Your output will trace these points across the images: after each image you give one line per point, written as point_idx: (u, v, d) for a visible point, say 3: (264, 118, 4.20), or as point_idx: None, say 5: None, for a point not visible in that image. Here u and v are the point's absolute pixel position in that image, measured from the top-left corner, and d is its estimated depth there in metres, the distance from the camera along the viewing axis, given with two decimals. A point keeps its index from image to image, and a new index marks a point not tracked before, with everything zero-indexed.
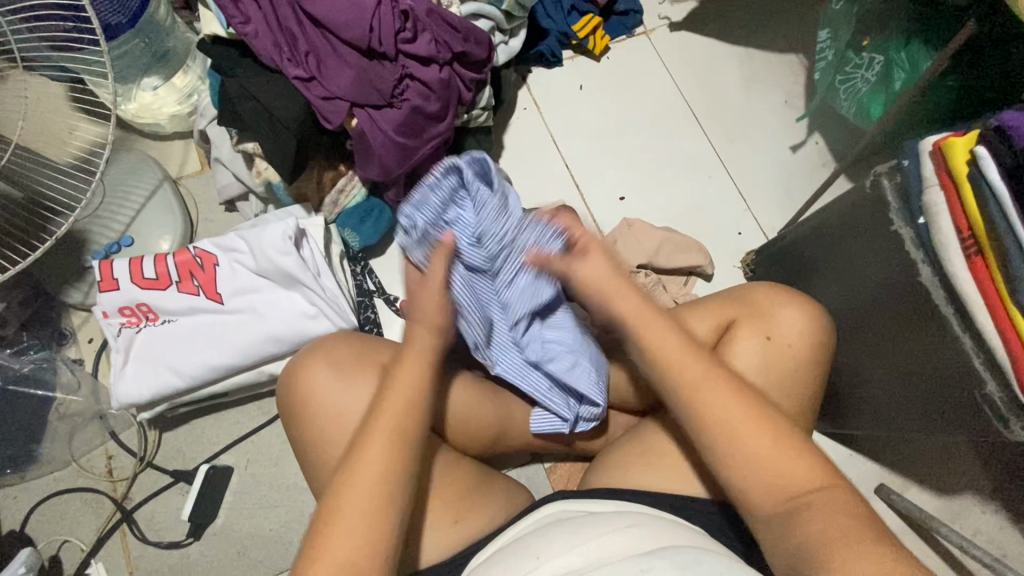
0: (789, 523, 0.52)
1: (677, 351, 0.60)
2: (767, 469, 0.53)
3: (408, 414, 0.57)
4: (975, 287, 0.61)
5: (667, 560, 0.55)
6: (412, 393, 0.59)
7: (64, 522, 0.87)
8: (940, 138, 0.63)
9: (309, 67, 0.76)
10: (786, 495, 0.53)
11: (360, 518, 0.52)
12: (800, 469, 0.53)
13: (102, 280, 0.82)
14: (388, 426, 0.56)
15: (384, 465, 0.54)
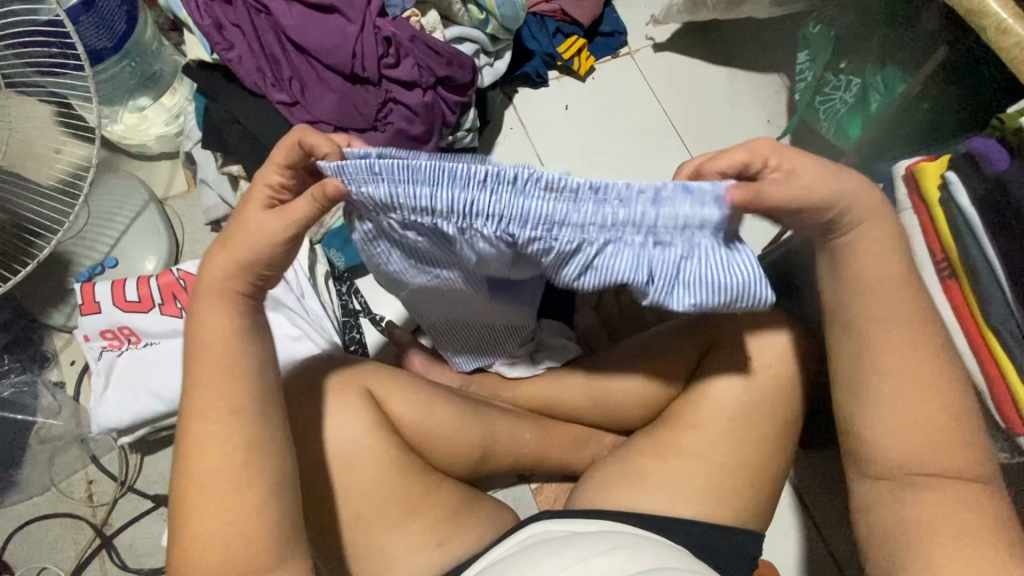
0: (908, 495, 0.51)
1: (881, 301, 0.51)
2: (923, 435, 0.50)
3: (231, 378, 0.50)
4: (951, 309, 0.61)
5: None
6: (232, 352, 0.51)
7: (42, 549, 0.86)
8: (913, 163, 0.65)
9: (293, 92, 0.77)
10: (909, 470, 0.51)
11: (220, 509, 0.48)
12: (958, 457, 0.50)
13: (84, 302, 0.82)
14: (212, 401, 0.50)
15: (229, 446, 0.49)
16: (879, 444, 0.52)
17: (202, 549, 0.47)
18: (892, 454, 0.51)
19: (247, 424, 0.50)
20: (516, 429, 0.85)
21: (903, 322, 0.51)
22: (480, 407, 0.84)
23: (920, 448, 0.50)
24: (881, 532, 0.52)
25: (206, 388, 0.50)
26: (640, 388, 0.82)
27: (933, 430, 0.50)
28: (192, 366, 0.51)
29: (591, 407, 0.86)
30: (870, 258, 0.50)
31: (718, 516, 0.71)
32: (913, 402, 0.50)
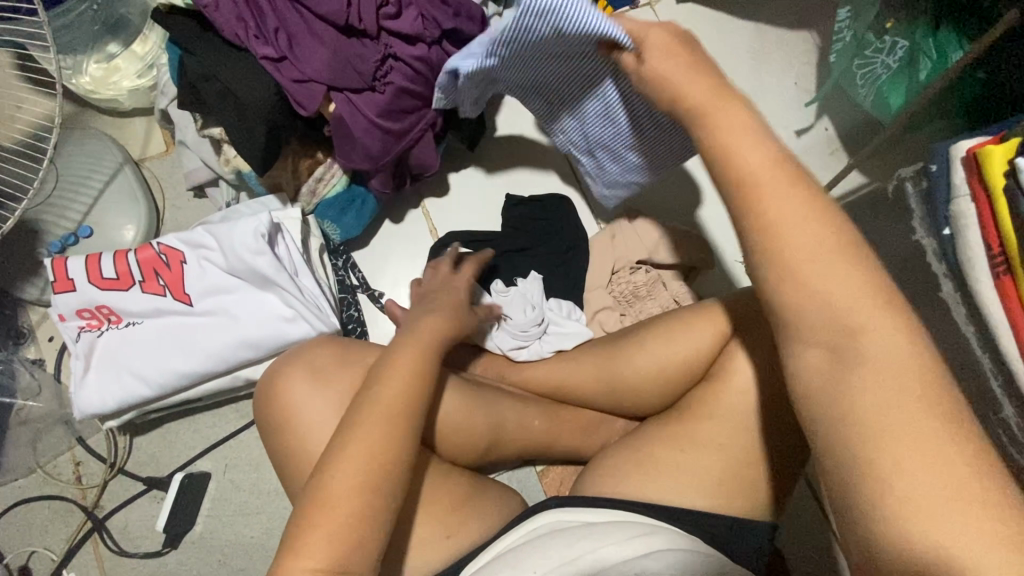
0: (838, 380, 0.40)
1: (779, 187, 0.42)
2: (841, 307, 0.40)
3: (399, 411, 0.56)
4: (1001, 308, 0.57)
5: None
6: (410, 392, 0.58)
7: (31, 533, 0.83)
8: (976, 144, 0.59)
9: (279, 45, 0.68)
10: (842, 334, 0.40)
11: (342, 530, 0.50)
12: (856, 301, 0.40)
13: (56, 279, 0.75)
14: (378, 413, 0.55)
15: (375, 458, 0.53)
16: (801, 309, 0.41)
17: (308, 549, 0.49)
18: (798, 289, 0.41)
19: (398, 436, 0.55)
20: (526, 415, 0.82)
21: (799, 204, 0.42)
22: (484, 391, 0.79)
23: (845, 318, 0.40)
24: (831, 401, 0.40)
25: (380, 398, 0.56)
26: (651, 374, 0.78)
27: (846, 291, 0.40)
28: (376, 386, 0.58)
29: (600, 393, 0.82)
30: (739, 138, 0.44)
31: (734, 512, 0.69)
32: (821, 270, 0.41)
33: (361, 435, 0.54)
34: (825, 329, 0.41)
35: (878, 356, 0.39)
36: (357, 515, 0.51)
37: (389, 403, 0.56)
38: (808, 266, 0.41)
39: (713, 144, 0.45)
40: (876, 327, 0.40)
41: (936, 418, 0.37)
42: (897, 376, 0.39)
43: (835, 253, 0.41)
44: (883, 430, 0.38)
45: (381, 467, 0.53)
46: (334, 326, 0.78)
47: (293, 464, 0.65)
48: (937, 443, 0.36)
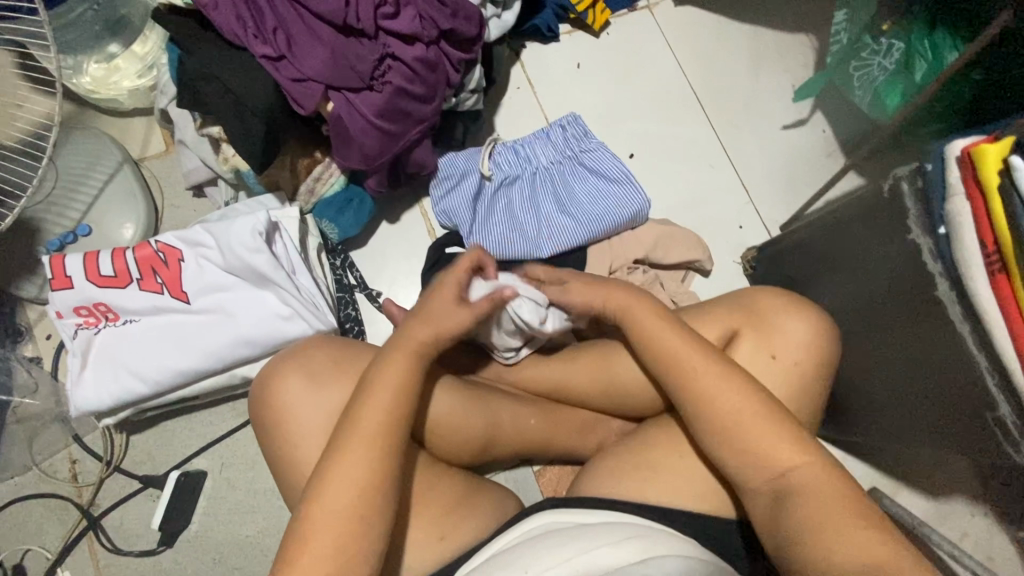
0: (779, 505, 0.57)
1: (678, 344, 0.64)
2: (757, 447, 0.59)
3: (383, 425, 0.57)
4: (996, 307, 0.57)
5: None
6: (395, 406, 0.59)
7: (27, 531, 0.82)
8: (970, 143, 0.59)
9: (278, 45, 0.68)
10: (773, 477, 0.58)
11: (333, 547, 0.53)
12: (768, 446, 0.58)
13: (54, 277, 0.75)
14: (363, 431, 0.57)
15: (362, 474, 0.55)
16: (729, 455, 0.60)
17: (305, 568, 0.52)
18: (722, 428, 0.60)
19: (387, 452, 0.57)
20: (523, 414, 0.82)
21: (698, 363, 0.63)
22: (481, 389, 0.79)
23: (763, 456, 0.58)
24: (775, 527, 0.57)
25: (364, 422, 0.57)
26: (647, 374, 0.78)
27: (758, 434, 0.59)
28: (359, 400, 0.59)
29: (597, 392, 0.82)
30: (658, 327, 0.66)
31: (730, 511, 0.69)
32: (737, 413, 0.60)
33: (347, 457, 0.56)
34: (765, 475, 0.58)
35: (800, 489, 0.56)
36: (345, 531, 0.53)
37: (374, 424, 0.57)
38: (717, 409, 0.61)
39: (625, 315, 0.69)
40: (796, 463, 0.57)
41: (844, 519, 0.54)
42: (826, 499, 0.55)
43: (737, 390, 0.60)
44: (812, 534, 0.54)
45: (369, 484, 0.55)
46: (332, 325, 0.78)
47: (288, 462, 0.64)
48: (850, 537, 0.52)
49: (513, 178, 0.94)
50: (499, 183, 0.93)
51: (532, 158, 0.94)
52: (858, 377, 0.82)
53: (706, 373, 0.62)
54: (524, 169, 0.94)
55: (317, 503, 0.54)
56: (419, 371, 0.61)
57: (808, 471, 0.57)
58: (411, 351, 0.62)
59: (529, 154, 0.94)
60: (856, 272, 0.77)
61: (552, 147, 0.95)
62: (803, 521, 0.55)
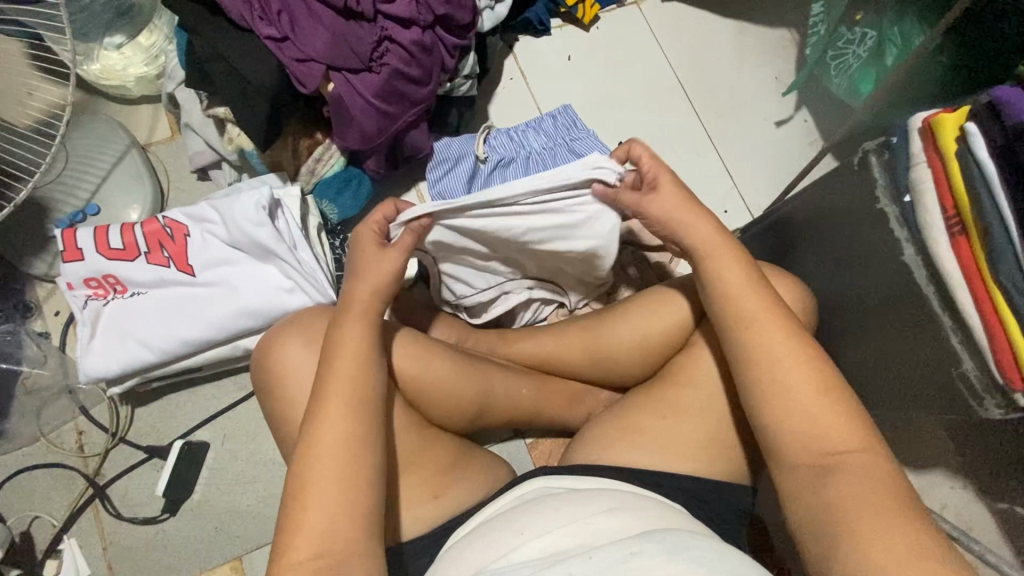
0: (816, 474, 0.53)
1: (759, 308, 0.59)
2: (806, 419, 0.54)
3: (355, 382, 0.58)
4: (957, 267, 0.61)
5: (655, 543, 0.53)
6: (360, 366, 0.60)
7: (34, 499, 0.85)
8: (931, 115, 0.63)
9: (282, 27, 0.72)
10: (821, 452, 0.53)
11: (331, 510, 0.53)
12: (834, 426, 0.54)
13: (66, 250, 0.79)
14: (340, 393, 0.57)
15: (344, 433, 0.56)
16: (784, 423, 0.55)
17: (303, 534, 0.52)
18: (792, 404, 0.55)
19: (362, 410, 0.58)
20: (514, 384, 0.85)
21: (771, 328, 0.58)
22: (475, 359, 0.82)
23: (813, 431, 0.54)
24: (806, 503, 0.52)
25: (338, 378, 0.58)
26: (634, 344, 0.81)
27: (823, 415, 0.54)
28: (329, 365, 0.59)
29: (586, 363, 0.86)
30: (744, 288, 0.60)
31: (712, 471, 0.72)
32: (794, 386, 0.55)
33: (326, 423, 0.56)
34: (811, 453, 0.54)
35: (830, 468, 0.53)
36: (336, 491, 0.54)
37: (349, 392, 0.58)
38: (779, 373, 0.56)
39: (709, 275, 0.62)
40: (853, 449, 0.53)
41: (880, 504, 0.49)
42: (870, 488, 0.50)
43: (807, 368, 0.56)
44: (848, 515, 0.49)
45: (351, 441, 0.56)
46: (331, 297, 0.82)
47: (288, 422, 0.67)
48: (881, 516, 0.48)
49: (502, 164, 0.93)
50: (489, 171, 0.94)
51: (522, 144, 0.92)
52: (834, 349, 0.85)
53: (783, 343, 0.57)
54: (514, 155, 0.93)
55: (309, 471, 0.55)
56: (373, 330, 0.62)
57: (866, 458, 0.52)
58: (363, 311, 0.63)
59: (521, 138, 0.92)
60: (831, 244, 0.80)
61: (545, 134, 0.92)
62: (834, 499, 0.50)
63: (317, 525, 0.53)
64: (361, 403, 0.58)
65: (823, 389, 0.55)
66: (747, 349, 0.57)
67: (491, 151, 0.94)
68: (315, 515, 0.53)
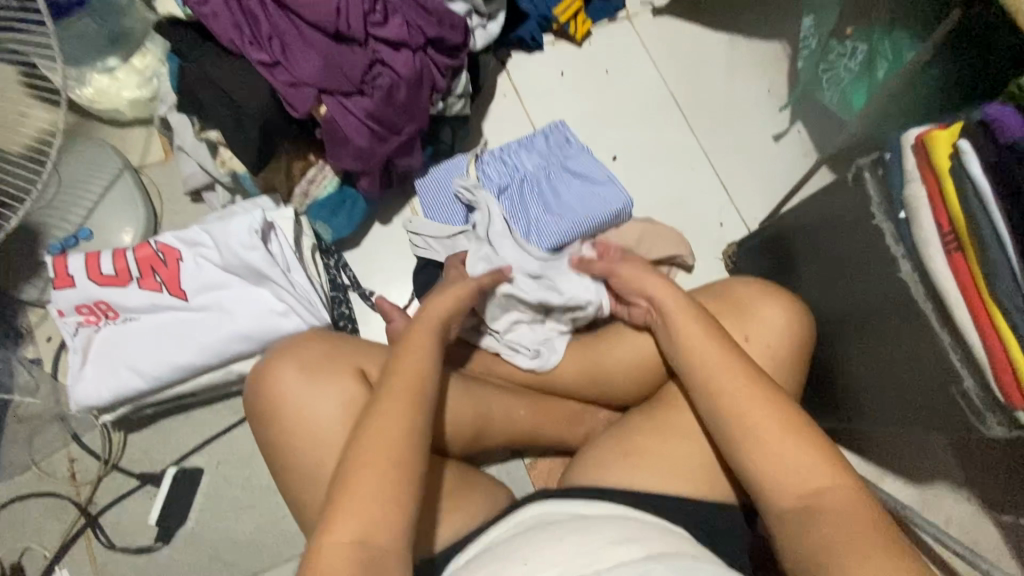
0: (811, 516, 0.53)
1: (719, 361, 0.62)
2: (792, 469, 0.55)
3: (409, 413, 0.58)
4: (955, 285, 0.61)
5: (663, 565, 0.55)
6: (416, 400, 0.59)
7: (25, 529, 0.84)
8: (923, 131, 0.62)
9: (273, 51, 0.72)
10: (801, 493, 0.55)
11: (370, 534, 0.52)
12: (808, 468, 0.55)
13: (57, 277, 0.78)
14: (390, 423, 0.57)
15: (394, 459, 0.55)
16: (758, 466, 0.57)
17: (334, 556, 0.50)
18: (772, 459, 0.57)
19: (413, 445, 0.57)
20: (512, 405, 0.84)
21: (731, 380, 0.60)
22: (472, 381, 0.81)
23: (803, 481, 0.55)
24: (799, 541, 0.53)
25: (391, 402, 0.58)
26: (633, 364, 0.80)
27: (789, 457, 0.56)
28: (385, 390, 0.59)
29: (583, 381, 0.84)
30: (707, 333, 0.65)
31: (713, 493, 0.71)
32: (764, 447, 0.57)
33: (374, 447, 0.55)
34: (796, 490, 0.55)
35: (836, 509, 0.53)
36: (382, 519, 0.53)
37: (399, 421, 0.57)
38: (758, 436, 0.57)
39: (682, 325, 0.66)
40: (827, 486, 0.54)
41: (870, 540, 0.50)
42: (850, 527, 0.51)
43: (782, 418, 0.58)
44: (837, 553, 0.50)
45: (395, 470, 0.55)
46: (326, 320, 0.81)
47: (282, 450, 0.66)
48: (875, 549, 0.49)
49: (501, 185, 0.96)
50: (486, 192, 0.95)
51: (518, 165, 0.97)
52: (832, 363, 0.85)
53: (744, 387, 0.60)
54: (511, 173, 0.96)
55: (349, 494, 0.53)
56: (431, 366, 0.63)
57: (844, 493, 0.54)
58: (426, 329, 0.67)
59: (516, 158, 0.97)
60: (825, 261, 0.80)
61: (539, 155, 0.98)
62: (822, 540, 0.52)
63: (349, 544, 0.51)
64: (409, 434, 0.57)
65: (787, 427, 0.57)
66: (730, 404, 0.60)
67: (488, 175, 0.96)
68: (348, 538, 0.51)
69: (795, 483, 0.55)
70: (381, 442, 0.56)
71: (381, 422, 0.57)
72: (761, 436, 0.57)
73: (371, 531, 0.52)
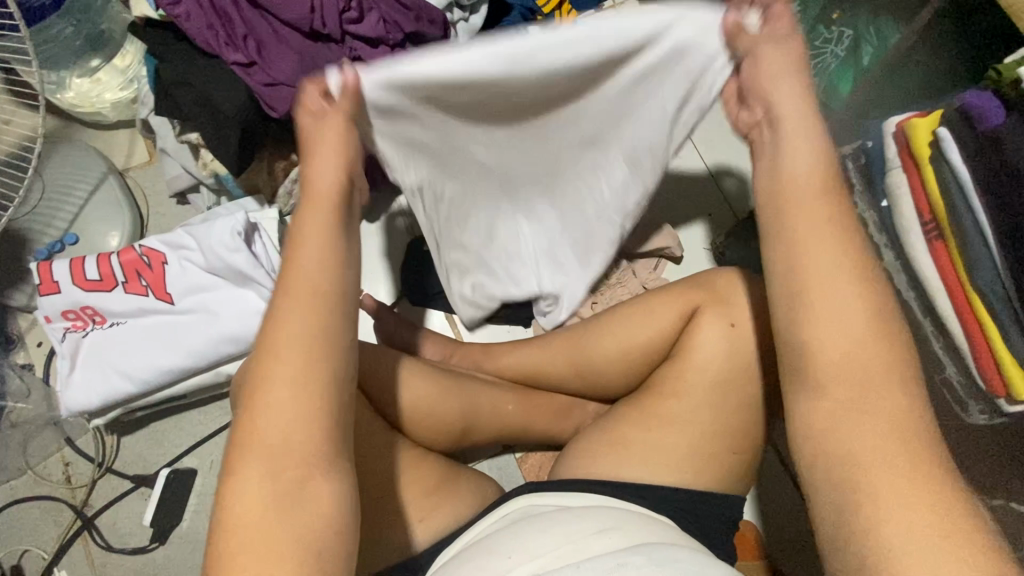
0: (850, 420, 0.41)
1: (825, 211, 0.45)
2: (850, 363, 0.41)
3: (317, 292, 0.43)
4: (936, 272, 0.60)
5: (641, 555, 0.54)
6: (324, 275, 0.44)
7: (22, 532, 0.85)
8: (904, 119, 0.62)
9: (248, 51, 0.71)
10: (856, 394, 0.41)
11: (282, 431, 0.40)
12: (877, 373, 0.41)
13: (42, 283, 0.78)
14: (299, 302, 0.43)
15: (302, 341, 0.42)
16: (820, 347, 0.42)
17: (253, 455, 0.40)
18: (836, 350, 0.42)
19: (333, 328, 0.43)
20: (499, 401, 0.84)
21: (824, 239, 0.44)
22: (459, 378, 0.81)
23: (864, 383, 0.41)
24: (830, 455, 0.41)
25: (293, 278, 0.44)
26: (620, 356, 0.81)
27: (863, 354, 0.41)
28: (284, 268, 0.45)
29: (570, 377, 0.85)
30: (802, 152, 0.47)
31: (701, 484, 0.71)
32: (828, 323, 0.42)
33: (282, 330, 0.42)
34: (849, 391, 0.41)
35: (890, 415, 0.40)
36: (294, 423, 0.40)
37: (304, 292, 0.43)
38: (827, 314, 0.42)
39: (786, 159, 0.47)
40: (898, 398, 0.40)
41: (919, 460, 0.38)
42: (899, 456, 0.38)
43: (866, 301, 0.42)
44: (875, 475, 0.39)
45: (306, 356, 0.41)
46: None
47: None
48: (926, 482, 0.37)
49: None
50: None
51: None
52: None
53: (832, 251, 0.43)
54: None
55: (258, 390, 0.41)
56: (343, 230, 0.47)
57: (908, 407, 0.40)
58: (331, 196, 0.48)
59: None
60: None
61: None
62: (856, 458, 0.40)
63: (263, 442, 0.40)
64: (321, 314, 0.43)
65: (871, 308, 0.42)
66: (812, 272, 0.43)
67: None
68: (261, 437, 0.40)
69: (858, 383, 0.41)
70: (283, 355, 0.41)
71: (279, 332, 0.42)
72: (832, 316, 0.42)
73: (280, 468, 0.40)
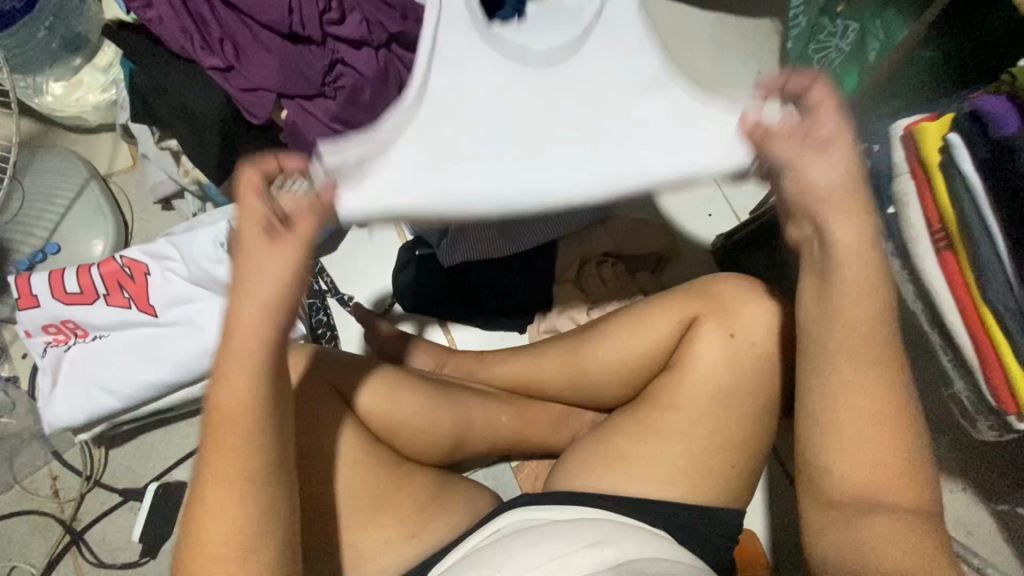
0: (868, 491, 0.47)
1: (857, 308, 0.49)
2: (868, 451, 0.48)
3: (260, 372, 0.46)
4: (945, 285, 0.57)
5: None
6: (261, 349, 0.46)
7: (11, 548, 0.84)
8: (912, 122, 0.59)
9: (226, 55, 0.68)
10: (864, 479, 0.47)
11: (231, 519, 0.44)
12: (886, 456, 0.47)
13: (21, 296, 0.76)
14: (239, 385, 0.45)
15: (246, 425, 0.45)
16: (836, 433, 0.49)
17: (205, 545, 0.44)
18: (853, 436, 0.48)
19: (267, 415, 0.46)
20: (493, 411, 0.83)
21: (851, 332, 0.48)
22: (451, 389, 0.79)
23: (870, 462, 0.47)
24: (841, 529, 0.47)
25: (240, 360, 0.45)
26: (616, 366, 0.78)
27: (870, 438, 0.48)
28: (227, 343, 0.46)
29: (564, 387, 0.83)
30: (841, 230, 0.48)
31: (700, 497, 0.69)
32: (844, 405, 0.48)
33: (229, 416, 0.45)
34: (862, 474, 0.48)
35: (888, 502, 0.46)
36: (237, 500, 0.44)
37: (248, 374, 0.45)
38: (842, 405, 0.48)
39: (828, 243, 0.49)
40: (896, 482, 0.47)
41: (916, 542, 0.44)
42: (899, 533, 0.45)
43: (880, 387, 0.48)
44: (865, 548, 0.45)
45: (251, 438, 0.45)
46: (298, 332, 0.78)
47: None
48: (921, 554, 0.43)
49: None
50: None
51: None
52: None
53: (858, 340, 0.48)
54: None
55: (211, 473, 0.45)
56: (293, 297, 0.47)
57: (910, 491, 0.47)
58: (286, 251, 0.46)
59: None
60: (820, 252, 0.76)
61: None
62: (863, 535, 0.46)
63: (216, 530, 0.44)
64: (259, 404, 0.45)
65: (880, 398, 0.48)
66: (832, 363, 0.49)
67: None
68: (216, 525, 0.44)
69: (864, 464, 0.48)
70: (229, 438, 0.45)
71: (225, 402, 0.45)
72: (843, 405, 0.48)
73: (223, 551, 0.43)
